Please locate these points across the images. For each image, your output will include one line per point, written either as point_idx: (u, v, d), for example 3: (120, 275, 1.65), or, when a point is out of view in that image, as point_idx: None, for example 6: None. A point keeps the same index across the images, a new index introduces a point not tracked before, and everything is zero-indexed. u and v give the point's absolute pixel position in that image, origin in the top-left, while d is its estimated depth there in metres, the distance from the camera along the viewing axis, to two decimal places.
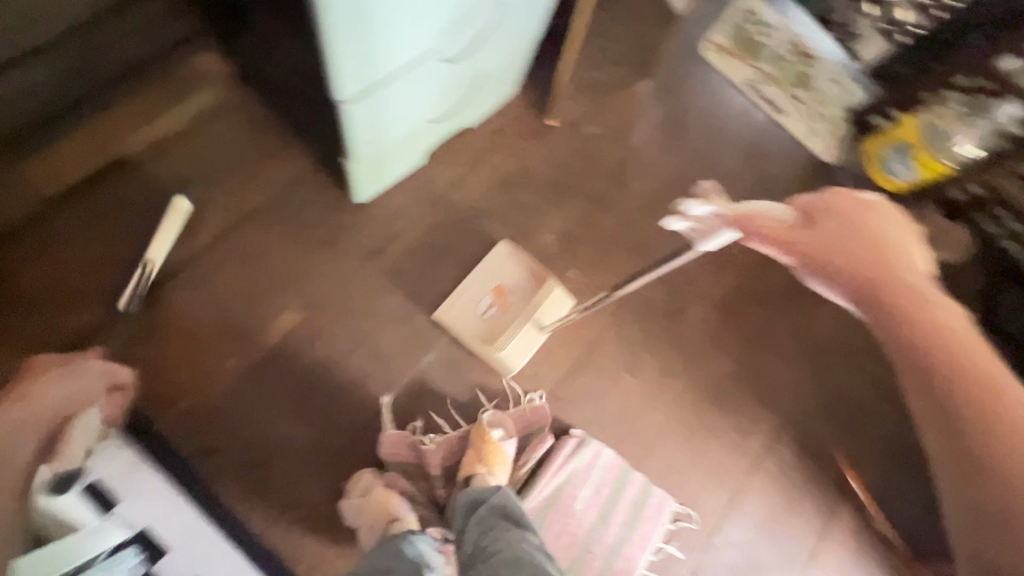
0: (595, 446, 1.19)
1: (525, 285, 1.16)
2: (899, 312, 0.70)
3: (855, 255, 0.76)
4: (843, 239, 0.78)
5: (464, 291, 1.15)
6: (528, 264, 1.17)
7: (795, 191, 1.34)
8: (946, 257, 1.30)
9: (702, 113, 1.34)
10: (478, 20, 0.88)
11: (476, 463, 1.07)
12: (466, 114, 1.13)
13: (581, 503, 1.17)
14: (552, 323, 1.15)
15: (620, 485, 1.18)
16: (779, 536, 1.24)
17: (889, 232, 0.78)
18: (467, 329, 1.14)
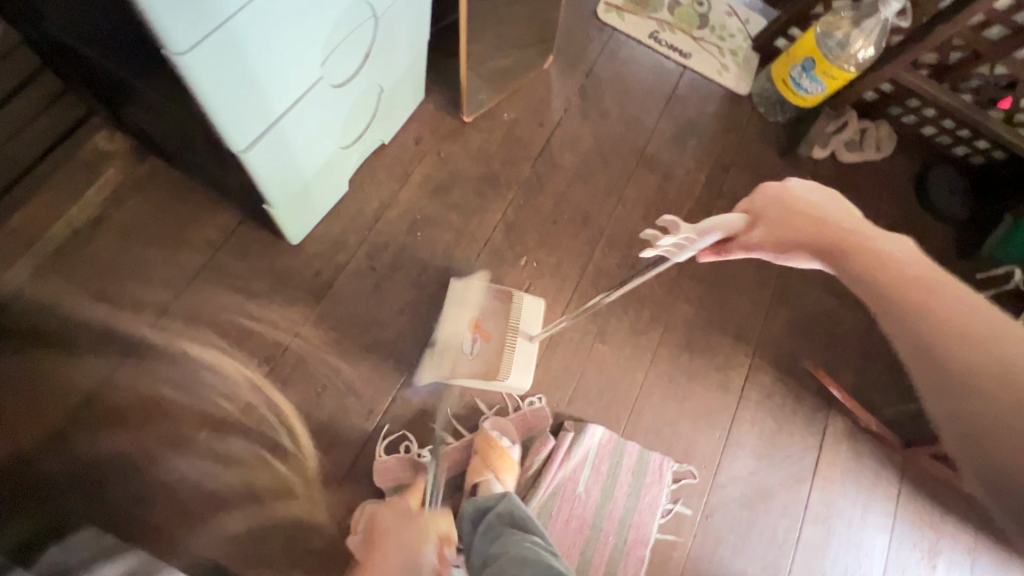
0: (588, 428, 1.10)
1: (493, 307, 1.08)
2: (852, 264, 0.64)
3: (802, 233, 0.69)
4: (780, 227, 0.71)
5: (444, 338, 1.06)
6: (491, 287, 1.10)
7: (714, 132, 1.42)
8: (872, 155, 1.48)
9: (612, 77, 1.39)
10: (364, 34, 0.82)
11: (487, 470, 1.01)
12: (380, 126, 1.08)
13: (582, 486, 1.08)
14: (540, 330, 1.10)
15: (618, 458, 1.10)
16: (779, 457, 1.18)
17: (831, 202, 0.70)
18: (462, 375, 1.05)
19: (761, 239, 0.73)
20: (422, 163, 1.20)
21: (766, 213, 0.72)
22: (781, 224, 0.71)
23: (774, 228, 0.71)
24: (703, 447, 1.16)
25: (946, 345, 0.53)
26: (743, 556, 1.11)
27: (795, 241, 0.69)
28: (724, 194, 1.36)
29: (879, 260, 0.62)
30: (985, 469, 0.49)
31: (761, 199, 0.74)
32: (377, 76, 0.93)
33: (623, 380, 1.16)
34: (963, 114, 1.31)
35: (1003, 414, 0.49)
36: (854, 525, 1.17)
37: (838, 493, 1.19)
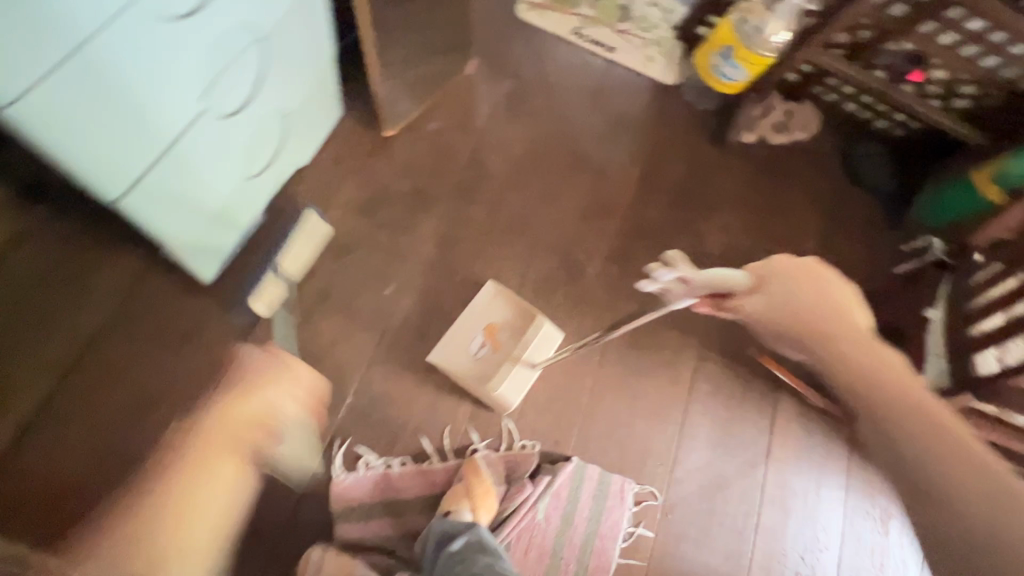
0: (563, 464, 1.08)
1: (515, 322, 1.09)
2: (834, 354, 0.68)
3: (792, 321, 0.70)
4: (781, 306, 0.71)
5: (452, 335, 1.07)
6: (515, 302, 1.09)
7: (645, 124, 1.41)
8: (798, 136, 1.50)
9: (538, 77, 1.37)
10: (248, 58, 0.75)
11: (462, 497, 0.97)
12: (294, 151, 1.02)
13: (542, 517, 1.04)
14: (543, 360, 1.07)
15: (579, 484, 1.07)
16: (733, 446, 1.19)
17: (826, 298, 0.71)
18: (455, 375, 1.05)
19: (759, 308, 0.73)
20: (345, 183, 1.14)
21: (776, 286, 0.72)
22: (785, 306, 0.71)
23: (775, 306, 0.71)
24: (658, 445, 1.15)
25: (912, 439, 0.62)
26: (704, 550, 1.12)
27: (796, 327, 0.70)
28: (660, 187, 1.36)
29: (869, 365, 0.67)
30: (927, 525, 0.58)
31: (774, 268, 0.74)
32: (276, 99, 0.87)
33: (573, 388, 1.14)
34: (877, 91, 1.34)
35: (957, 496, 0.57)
36: (810, 504, 1.19)
37: (793, 475, 1.20)
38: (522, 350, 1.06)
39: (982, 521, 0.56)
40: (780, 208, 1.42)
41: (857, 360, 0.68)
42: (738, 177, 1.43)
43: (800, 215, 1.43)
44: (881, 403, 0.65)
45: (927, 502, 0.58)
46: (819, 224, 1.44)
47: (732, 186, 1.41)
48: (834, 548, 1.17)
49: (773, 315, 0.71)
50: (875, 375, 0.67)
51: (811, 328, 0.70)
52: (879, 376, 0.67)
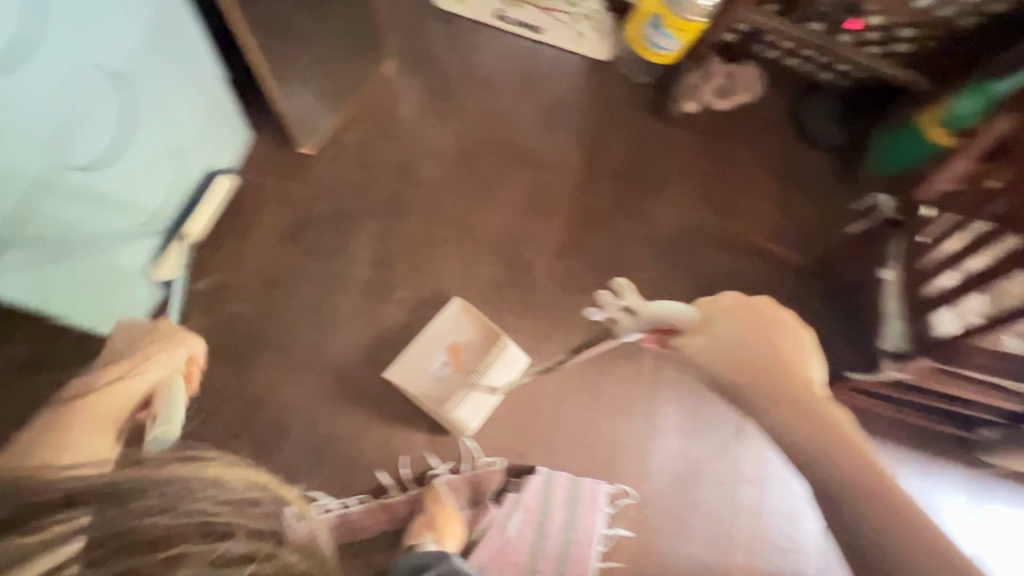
0: (530, 474, 1.04)
1: (479, 342, 1.02)
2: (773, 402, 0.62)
3: (738, 365, 0.65)
4: (725, 351, 0.67)
5: (414, 352, 1.01)
6: (482, 320, 1.02)
7: (581, 106, 1.34)
8: (744, 97, 1.43)
9: (462, 69, 1.29)
10: (103, 98, 0.68)
11: (425, 526, 0.93)
12: (191, 184, 0.94)
13: (514, 532, 1.01)
14: (505, 384, 1.02)
15: (549, 493, 1.04)
16: (705, 430, 1.17)
17: (779, 344, 0.66)
18: (412, 391, 0.99)
19: (703, 350, 0.68)
20: (264, 211, 1.07)
21: (721, 328, 0.68)
22: (727, 346, 0.67)
23: (719, 350, 0.67)
24: (627, 440, 1.13)
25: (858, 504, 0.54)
26: (684, 539, 1.09)
27: (745, 374, 0.64)
28: (603, 170, 1.30)
29: (820, 431, 0.59)
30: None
31: (726, 312, 0.70)
32: (153, 134, 0.79)
33: (533, 395, 1.10)
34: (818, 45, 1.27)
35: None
36: (786, 478, 1.16)
37: (766, 450, 1.18)
38: (486, 373, 1.01)
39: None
40: (730, 177, 1.38)
41: (803, 416, 0.60)
42: (683, 150, 1.37)
43: (751, 182, 1.39)
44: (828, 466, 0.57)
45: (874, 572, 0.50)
46: (771, 188, 1.39)
47: (678, 160, 1.36)
48: (814, 518, 1.16)
49: (712, 355, 0.67)
50: (827, 442, 0.58)
51: (762, 377, 0.64)
52: (834, 434, 0.58)
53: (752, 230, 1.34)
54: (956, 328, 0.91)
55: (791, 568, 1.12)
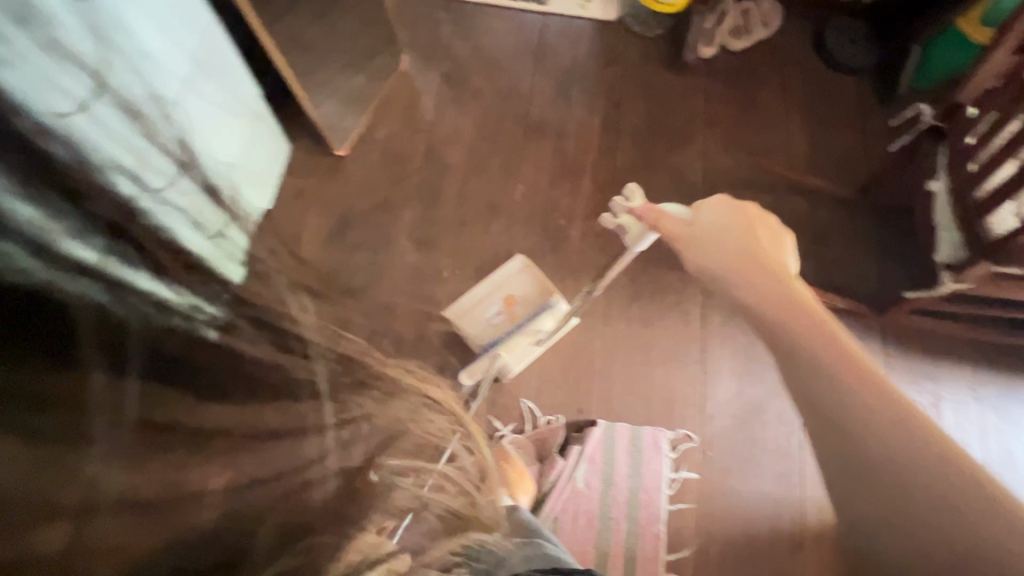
0: (591, 427, 1.09)
1: (534, 296, 1.09)
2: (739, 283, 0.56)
3: (722, 251, 0.59)
4: (714, 242, 0.60)
5: (473, 296, 1.10)
6: (540, 276, 1.10)
7: (595, 69, 1.35)
8: (761, 34, 1.41)
9: (475, 53, 1.33)
10: (170, 124, 0.75)
11: (498, 484, 0.99)
12: (250, 201, 1.02)
13: (583, 482, 1.06)
14: (549, 335, 1.07)
15: (611, 443, 1.08)
16: (760, 370, 1.17)
17: (758, 231, 0.59)
18: (464, 332, 1.08)
19: (692, 242, 0.62)
20: (312, 214, 1.15)
21: (704, 222, 0.63)
22: (716, 245, 0.60)
23: (706, 239, 0.61)
24: (682, 388, 1.14)
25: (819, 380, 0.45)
26: (753, 477, 1.10)
27: (727, 259, 0.58)
28: (625, 129, 1.31)
29: (785, 313, 0.51)
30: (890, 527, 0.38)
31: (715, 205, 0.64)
32: (215, 153, 0.87)
33: (583, 353, 1.13)
34: None
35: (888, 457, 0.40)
36: None
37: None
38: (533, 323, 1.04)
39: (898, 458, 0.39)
40: (757, 115, 1.35)
41: (773, 299, 0.52)
42: (705, 96, 1.36)
43: (780, 118, 1.36)
44: (798, 346, 0.48)
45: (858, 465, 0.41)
46: (802, 120, 1.36)
47: (700, 107, 1.35)
48: None
49: (708, 257, 0.60)
50: (798, 327, 0.49)
51: (743, 267, 0.56)
52: (796, 316, 0.49)
53: (787, 165, 1.31)
54: (1014, 222, 0.85)
55: None
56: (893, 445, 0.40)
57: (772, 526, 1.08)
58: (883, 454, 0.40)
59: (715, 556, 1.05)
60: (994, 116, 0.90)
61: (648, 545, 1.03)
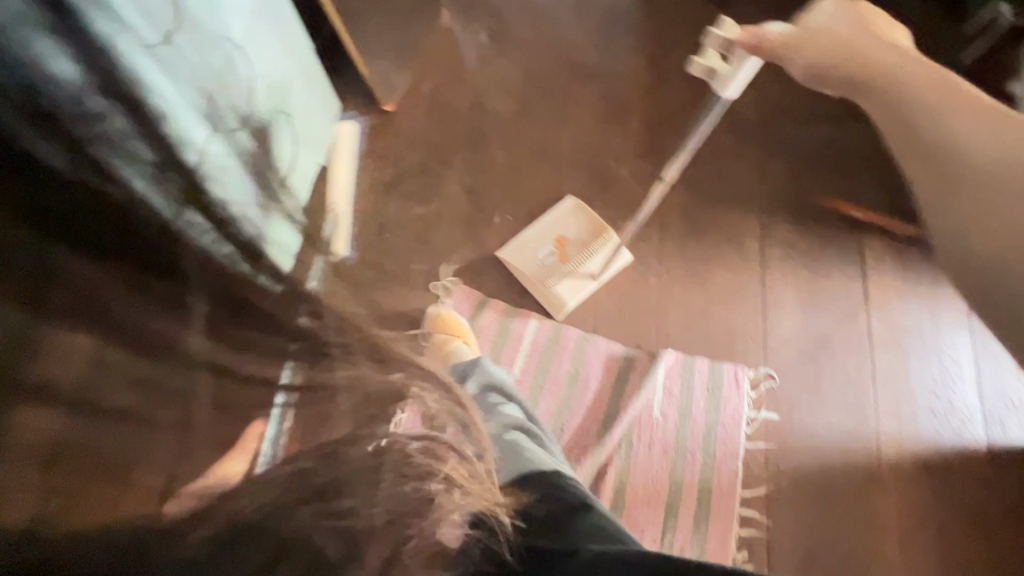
0: (670, 360, 1.08)
1: (587, 237, 1.11)
2: (853, 73, 0.56)
3: (837, 52, 0.57)
4: (829, 42, 0.58)
5: (527, 236, 1.12)
6: (592, 219, 1.12)
7: (635, 10, 1.33)
8: None
9: (513, 3, 1.32)
10: (238, 68, 0.81)
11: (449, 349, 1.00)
12: (308, 152, 1.06)
13: (658, 411, 1.05)
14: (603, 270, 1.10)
15: (688, 377, 1.07)
16: (827, 303, 1.13)
17: (867, 27, 0.58)
18: (520, 271, 1.10)
19: (799, 49, 0.60)
20: (366, 169, 1.19)
21: (817, 26, 0.60)
22: (836, 36, 0.58)
23: (821, 42, 0.59)
24: (743, 323, 1.11)
25: (945, 126, 0.50)
26: (823, 410, 1.07)
27: (845, 52, 0.57)
28: (669, 67, 1.28)
29: (909, 82, 0.52)
30: (976, 258, 0.48)
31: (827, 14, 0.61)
32: (276, 102, 0.92)
33: (638, 291, 1.12)
34: None
35: (995, 172, 0.47)
36: (946, 342, 1.10)
37: (898, 314, 1.12)
38: (587, 261, 1.09)
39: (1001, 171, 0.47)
40: None
41: (912, 74, 0.53)
42: (754, 27, 1.31)
43: None
44: (923, 117, 0.51)
45: (960, 188, 0.48)
46: None
47: None
48: (969, 375, 1.08)
49: (821, 54, 0.58)
50: (919, 89, 0.52)
51: (870, 54, 0.55)
52: (924, 83, 0.52)
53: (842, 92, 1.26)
54: None
55: (952, 429, 1.05)
56: (1001, 168, 0.47)
57: (847, 458, 1.04)
58: (986, 174, 0.47)
59: (787, 487, 1.03)
60: None
61: (721, 477, 1.03)
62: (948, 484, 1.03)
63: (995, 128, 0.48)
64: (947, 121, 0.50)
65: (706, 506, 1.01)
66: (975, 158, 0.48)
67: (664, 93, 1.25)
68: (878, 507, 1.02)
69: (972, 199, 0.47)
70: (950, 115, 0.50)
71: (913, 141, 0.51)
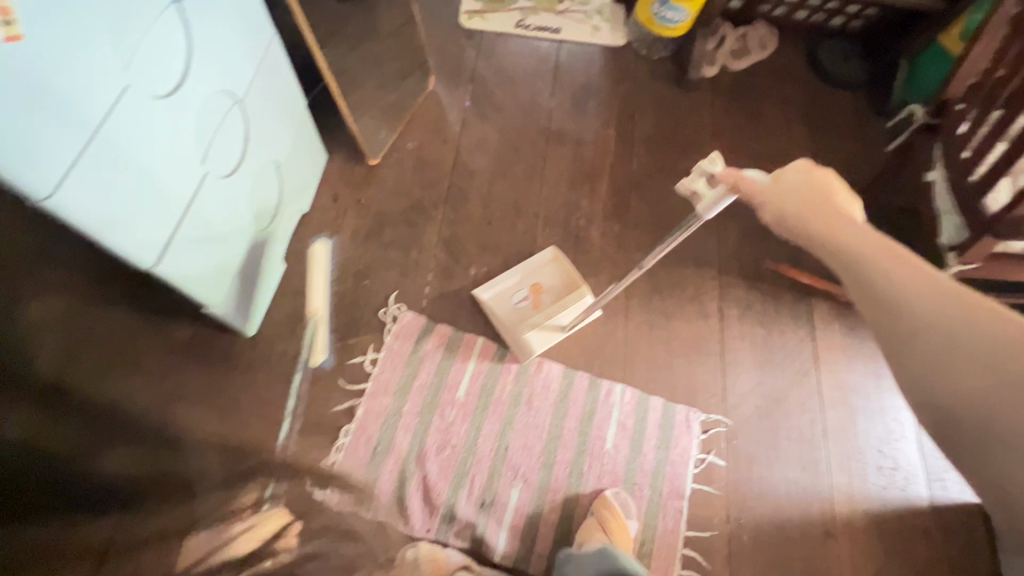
0: (629, 398, 1.14)
1: (561, 287, 1.17)
2: (811, 228, 0.57)
3: (801, 206, 0.58)
4: (790, 194, 0.59)
5: (504, 280, 1.17)
6: (567, 271, 1.18)
7: (607, 87, 1.46)
8: (759, 56, 1.54)
9: (496, 74, 1.44)
10: (235, 121, 0.85)
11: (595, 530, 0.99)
12: (291, 202, 1.10)
13: (611, 442, 1.10)
14: (571, 321, 1.13)
15: (643, 414, 1.13)
16: (781, 361, 1.20)
17: (821, 181, 0.59)
18: (494, 312, 1.14)
19: (767, 198, 0.61)
20: (349, 217, 1.23)
21: (789, 177, 0.60)
22: (798, 193, 0.59)
23: (783, 194, 0.60)
24: (704, 379, 1.17)
25: (909, 303, 0.52)
26: (780, 466, 1.11)
27: (807, 209, 0.58)
28: (636, 140, 1.40)
29: (865, 247, 0.54)
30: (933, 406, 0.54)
31: (791, 169, 0.61)
32: (267, 153, 0.96)
33: (605, 345, 1.17)
34: None
35: (971, 349, 0.50)
36: (890, 401, 1.18)
37: (844, 374, 1.20)
38: (556, 313, 1.12)
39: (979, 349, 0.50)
40: (761, 127, 1.45)
41: (869, 241, 0.54)
42: (711, 111, 1.46)
43: (782, 129, 1.45)
44: (875, 279, 0.53)
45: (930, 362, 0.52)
46: (803, 130, 1.45)
47: (707, 120, 1.45)
48: (910, 435, 1.15)
49: (784, 209, 0.59)
50: (875, 258, 0.54)
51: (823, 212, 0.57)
52: (878, 251, 0.54)
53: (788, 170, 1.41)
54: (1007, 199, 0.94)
55: (898, 486, 1.11)
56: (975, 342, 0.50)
57: (803, 515, 1.08)
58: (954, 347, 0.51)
59: (747, 544, 1.05)
60: (976, 110, 0.98)
61: (669, 517, 1.06)
62: (896, 542, 1.07)
63: (945, 302, 0.51)
64: (913, 296, 0.52)
65: (651, 542, 1.05)
66: (940, 332, 0.51)
67: (631, 163, 1.36)
68: (832, 565, 1.05)
69: (937, 369, 0.52)
70: (911, 290, 0.52)
71: (884, 312, 0.53)
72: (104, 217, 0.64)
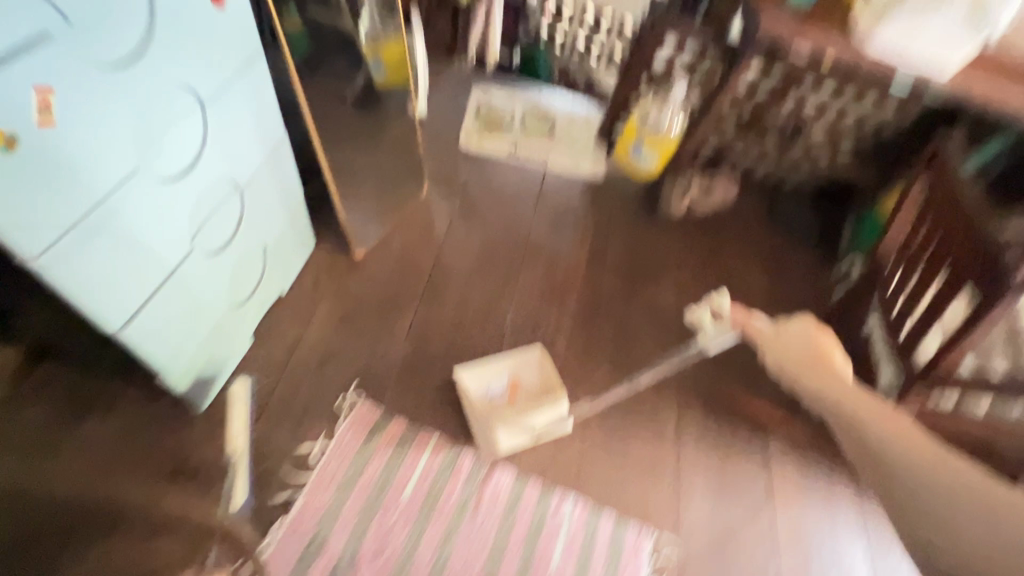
0: (580, 514, 1.11)
1: (536, 388, 1.20)
2: (803, 370, 0.83)
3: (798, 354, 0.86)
4: (792, 343, 0.89)
5: (484, 370, 1.21)
6: (547, 371, 1.23)
7: (585, 212, 1.61)
8: (726, 201, 1.69)
9: (485, 190, 1.58)
10: (234, 206, 0.92)
11: None
12: (273, 283, 1.15)
13: (557, 561, 1.06)
14: (542, 426, 1.14)
15: (592, 533, 1.09)
16: (735, 491, 1.19)
17: (814, 343, 0.88)
18: (466, 401, 1.16)
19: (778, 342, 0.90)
20: (325, 303, 1.27)
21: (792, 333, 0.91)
22: (798, 345, 0.89)
23: (788, 342, 0.90)
24: (657, 504, 1.15)
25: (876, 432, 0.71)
26: None
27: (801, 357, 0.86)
28: (608, 262, 1.51)
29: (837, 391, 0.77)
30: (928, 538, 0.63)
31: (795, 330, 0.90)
32: (258, 237, 1.03)
33: (561, 456, 1.16)
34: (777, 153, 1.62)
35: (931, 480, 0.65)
36: (846, 545, 1.16)
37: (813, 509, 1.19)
38: (530, 413, 1.14)
39: (942, 483, 0.65)
40: (721, 262, 1.59)
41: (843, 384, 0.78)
42: (678, 243, 1.60)
43: (740, 267, 1.59)
44: (852, 413, 0.74)
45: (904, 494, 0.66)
46: (760, 270, 1.59)
47: (673, 250, 1.58)
48: None
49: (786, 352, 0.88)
50: (844, 397, 0.76)
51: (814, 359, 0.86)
52: (849, 394, 0.77)
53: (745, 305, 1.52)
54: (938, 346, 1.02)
55: None
56: (927, 475, 0.66)
57: None
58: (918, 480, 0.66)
59: None
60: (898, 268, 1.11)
61: None
62: None
63: (903, 437, 0.70)
64: (880, 427, 0.71)
65: None
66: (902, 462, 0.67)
67: (601, 282, 1.46)
68: None
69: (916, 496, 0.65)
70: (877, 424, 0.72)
71: (855, 438, 0.72)
72: (82, 279, 0.68)
